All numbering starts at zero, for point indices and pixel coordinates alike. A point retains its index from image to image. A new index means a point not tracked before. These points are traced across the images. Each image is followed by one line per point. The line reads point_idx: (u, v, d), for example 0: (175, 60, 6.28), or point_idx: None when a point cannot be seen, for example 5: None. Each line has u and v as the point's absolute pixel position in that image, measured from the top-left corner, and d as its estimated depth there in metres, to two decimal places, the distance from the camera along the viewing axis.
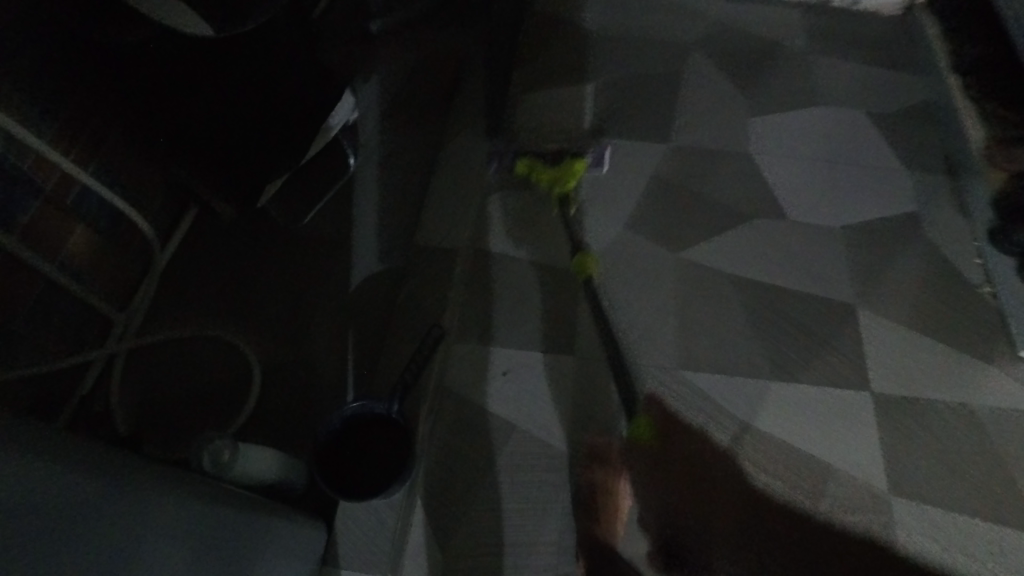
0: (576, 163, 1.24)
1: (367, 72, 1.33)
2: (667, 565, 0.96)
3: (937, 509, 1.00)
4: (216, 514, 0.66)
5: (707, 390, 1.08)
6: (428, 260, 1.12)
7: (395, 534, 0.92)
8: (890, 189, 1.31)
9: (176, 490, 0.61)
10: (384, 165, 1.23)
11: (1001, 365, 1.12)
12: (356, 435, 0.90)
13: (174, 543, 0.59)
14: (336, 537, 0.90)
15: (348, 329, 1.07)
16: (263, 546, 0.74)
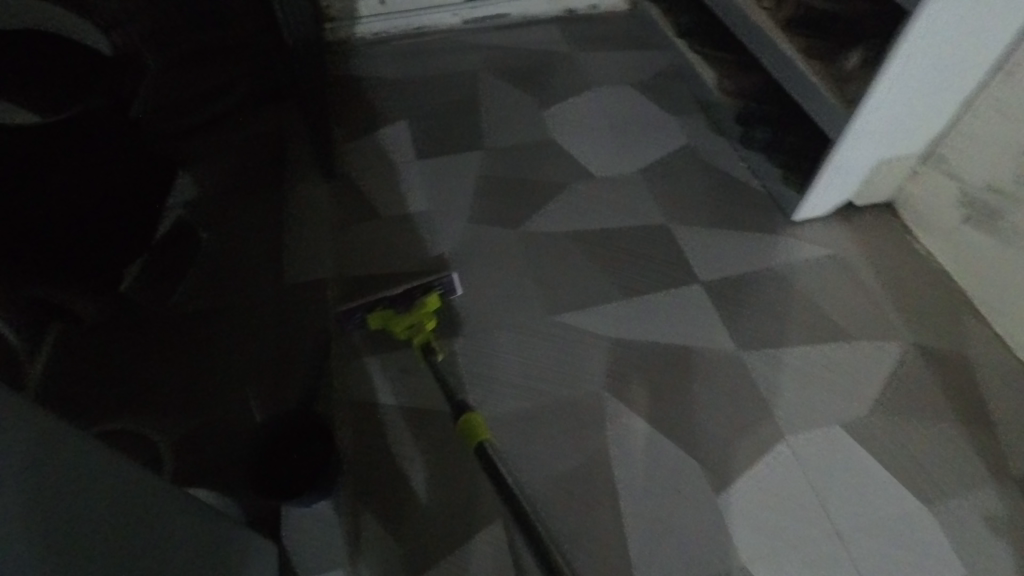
0: (430, 302, 1.07)
1: (198, 155, 1.42)
2: (593, 468, 1.08)
3: (778, 350, 1.22)
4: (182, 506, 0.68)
5: (576, 323, 1.25)
6: (305, 294, 1.23)
7: (344, 528, 0.98)
8: (668, 131, 1.60)
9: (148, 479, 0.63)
10: (233, 228, 1.32)
11: (783, 233, 1.41)
12: (283, 446, 0.99)
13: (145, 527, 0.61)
14: (289, 546, 0.96)
15: (249, 369, 1.13)
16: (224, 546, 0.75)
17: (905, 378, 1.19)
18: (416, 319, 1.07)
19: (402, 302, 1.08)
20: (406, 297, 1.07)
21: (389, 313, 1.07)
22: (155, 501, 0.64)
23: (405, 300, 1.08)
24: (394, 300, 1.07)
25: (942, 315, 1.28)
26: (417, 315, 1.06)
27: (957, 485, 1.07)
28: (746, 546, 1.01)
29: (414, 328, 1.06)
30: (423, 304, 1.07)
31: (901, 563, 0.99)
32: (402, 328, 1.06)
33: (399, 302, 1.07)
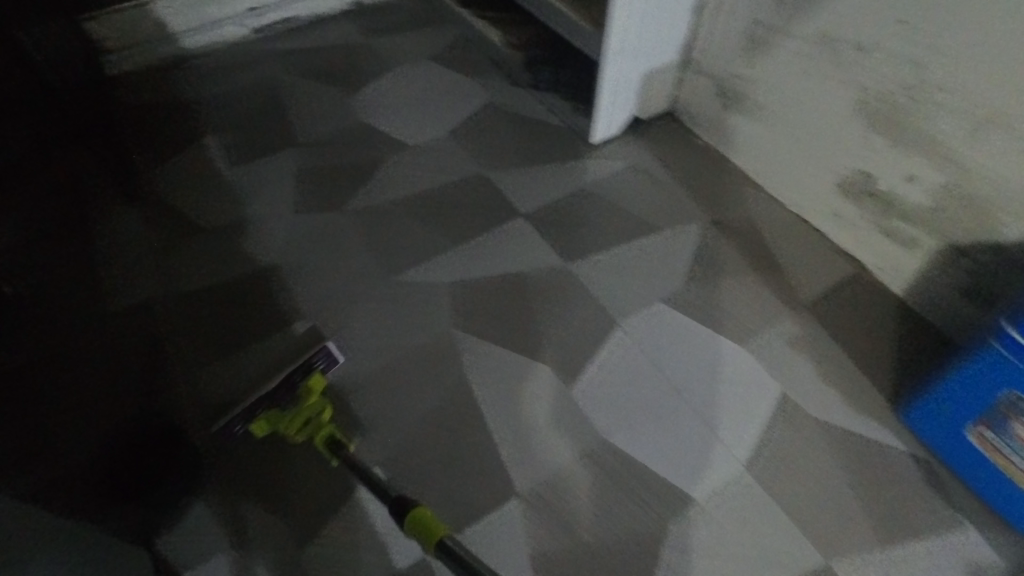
0: (312, 387, 1.05)
1: None
2: (455, 399, 1.15)
3: (599, 254, 1.36)
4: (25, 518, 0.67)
5: (416, 279, 1.32)
6: (135, 326, 1.24)
7: (220, 520, 1.01)
8: (467, 90, 1.70)
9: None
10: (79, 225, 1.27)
11: (586, 156, 1.55)
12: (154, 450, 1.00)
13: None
14: (163, 549, 0.98)
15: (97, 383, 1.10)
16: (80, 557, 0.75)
17: (707, 251, 1.37)
18: (308, 412, 1.03)
19: (289, 400, 1.05)
20: (290, 394, 1.05)
21: (275, 414, 1.03)
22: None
23: (290, 397, 1.06)
24: (279, 402, 1.05)
25: (727, 193, 1.48)
26: (305, 406, 1.03)
27: (761, 324, 1.25)
28: (601, 422, 1.12)
29: (308, 420, 1.02)
30: (307, 388, 1.05)
31: (728, 397, 1.15)
32: (295, 425, 1.01)
33: (283, 400, 1.05)
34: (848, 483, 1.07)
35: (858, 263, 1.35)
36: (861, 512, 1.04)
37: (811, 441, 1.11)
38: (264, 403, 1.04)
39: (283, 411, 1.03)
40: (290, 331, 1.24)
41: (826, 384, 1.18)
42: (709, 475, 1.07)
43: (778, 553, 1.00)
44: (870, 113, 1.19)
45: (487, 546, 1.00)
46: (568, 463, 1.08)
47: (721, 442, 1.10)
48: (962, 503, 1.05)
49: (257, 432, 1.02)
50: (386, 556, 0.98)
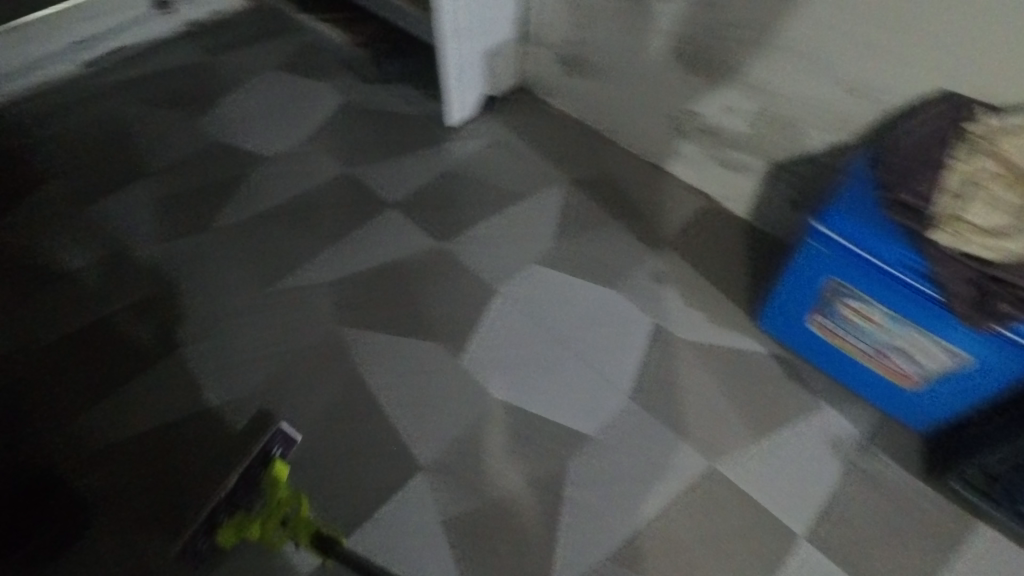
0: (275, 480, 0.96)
1: None
2: (350, 391, 1.16)
3: (472, 230, 1.40)
4: None
5: (295, 285, 1.31)
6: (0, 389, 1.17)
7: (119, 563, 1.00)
8: (321, 94, 1.70)
9: None
10: None
11: (446, 140, 1.59)
12: (42, 530, 1.03)
13: None
14: None
15: None
16: None
17: (572, 209, 1.44)
18: (279, 509, 0.93)
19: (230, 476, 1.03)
20: (254, 493, 0.97)
21: (243, 520, 0.94)
22: None
23: (255, 493, 0.98)
24: (244, 503, 0.96)
25: (584, 153, 1.56)
26: (275, 505, 0.93)
27: (629, 267, 1.34)
28: (493, 385, 1.17)
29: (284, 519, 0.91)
30: (270, 482, 0.96)
31: (607, 337, 1.23)
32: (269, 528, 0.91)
33: (246, 501, 0.96)
34: (721, 392, 1.18)
35: (707, 196, 1.46)
36: (736, 415, 1.15)
37: (686, 361, 1.21)
38: (228, 508, 0.95)
39: (252, 514, 0.95)
40: (169, 360, 1.21)
41: (693, 308, 1.28)
42: (598, 411, 1.14)
43: (668, 466, 1.09)
44: (687, 58, 1.30)
45: (400, 523, 1.03)
46: (467, 428, 1.12)
47: (605, 380, 1.18)
48: (817, 388, 1.19)
49: (226, 540, 0.95)
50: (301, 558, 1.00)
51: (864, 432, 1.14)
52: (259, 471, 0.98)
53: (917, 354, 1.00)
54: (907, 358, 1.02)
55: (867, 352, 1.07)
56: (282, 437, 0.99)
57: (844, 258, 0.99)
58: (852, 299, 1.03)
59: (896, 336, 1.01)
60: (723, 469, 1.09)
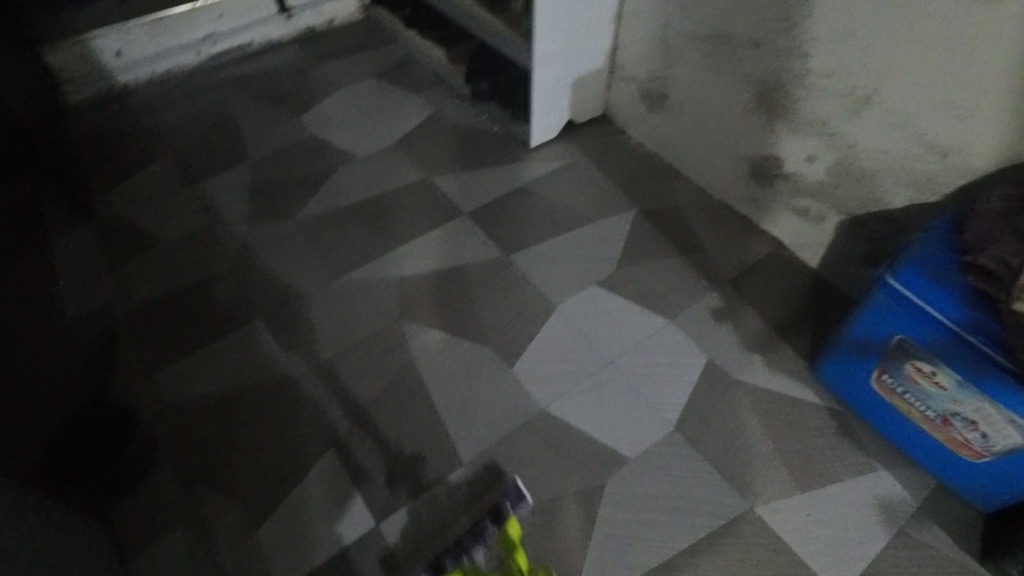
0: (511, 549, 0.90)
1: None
2: (404, 382, 1.22)
3: (537, 246, 1.45)
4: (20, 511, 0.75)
5: (365, 278, 1.39)
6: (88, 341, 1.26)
7: (177, 499, 1.07)
8: (413, 105, 1.80)
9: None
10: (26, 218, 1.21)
11: (524, 160, 1.66)
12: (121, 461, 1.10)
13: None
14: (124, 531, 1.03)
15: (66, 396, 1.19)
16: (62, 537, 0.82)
17: (638, 238, 1.47)
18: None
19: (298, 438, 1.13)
20: (479, 539, 0.98)
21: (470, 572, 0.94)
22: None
23: (482, 545, 0.99)
24: (468, 546, 0.98)
25: (656, 186, 1.59)
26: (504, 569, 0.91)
27: (688, 301, 1.35)
28: (538, 396, 1.20)
29: None
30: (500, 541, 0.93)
31: (656, 366, 1.25)
32: None
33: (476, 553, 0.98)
34: (768, 436, 1.16)
35: (776, 240, 1.46)
36: (780, 462, 1.13)
37: (734, 400, 1.20)
38: (453, 552, 0.98)
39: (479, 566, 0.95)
40: (244, 331, 1.30)
41: (748, 349, 1.28)
42: (641, 436, 1.15)
43: (704, 501, 1.08)
44: (768, 103, 1.32)
45: (433, 512, 1.06)
46: (509, 433, 1.15)
47: (650, 407, 1.19)
48: (870, 448, 1.15)
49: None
50: (339, 529, 1.04)
51: (916, 500, 1.10)
52: (489, 524, 0.98)
53: (984, 426, 0.96)
54: (972, 429, 0.99)
55: (930, 418, 1.04)
56: (512, 492, 0.96)
57: (915, 316, 0.97)
58: (919, 360, 1.00)
59: (963, 405, 0.97)
60: (762, 511, 1.08)
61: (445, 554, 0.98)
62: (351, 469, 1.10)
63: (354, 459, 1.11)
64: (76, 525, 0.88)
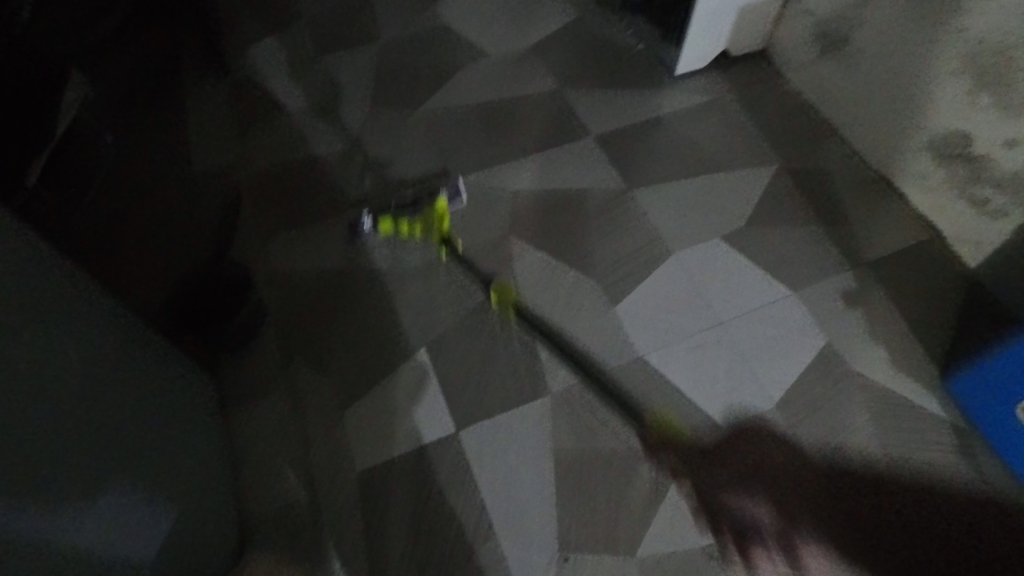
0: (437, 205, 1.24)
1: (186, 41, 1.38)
2: (502, 298, 1.19)
3: (662, 185, 1.35)
4: (132, 363, 0.77)
5: (478, 185, 1.34)
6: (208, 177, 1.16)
7: (276, 366, 1.11)
8: (555, 8, 1.67)
9: (104, 330, 0.73)
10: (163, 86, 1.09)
11: (665, 88, 1.52)
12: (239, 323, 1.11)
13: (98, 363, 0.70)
14: (229, 387, 1.09)
15: None
16: (171, 393, 0.85)
17: (774, 197, 1.34)
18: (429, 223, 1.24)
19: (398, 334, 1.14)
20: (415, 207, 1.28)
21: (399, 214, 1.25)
22: (101, 345, 0.72)
23: (416, 210, 1.28)
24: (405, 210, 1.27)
25: (807, 143, 1.42)
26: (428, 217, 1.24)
27: (815, 276, 1.24)
28: (637, 342, 1.15)
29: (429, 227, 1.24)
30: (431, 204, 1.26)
31: (768, 337, 1.16)
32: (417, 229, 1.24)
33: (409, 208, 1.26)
34: (877, 440, 1.07)
35: (934, 229, 1.29)
36: (884, 468, 1.05)
37: (847, 393, 1.11)
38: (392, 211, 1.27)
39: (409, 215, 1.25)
40: (353, 215, 1.29)
41: (875, 342, 1.16)
42: (737, 407, 1.09)
43: (791, 489, 1.02)
44: (977, 68, 1.12)
45: (511, 432, 1.05)
46: (599, 373, 1.11)
47: (754, 379, 1.12)
48: (991, 478, 1.04)
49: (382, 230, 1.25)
50: (419, 428, 1.05)
51: None
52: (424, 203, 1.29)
53: None
54: None
55: None
56: (451, 188, 1.30)
57: None
58: None
59: None
60: (852, 514, 1.01)
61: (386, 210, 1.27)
62: (438, 373, 1.11)
63: (443, 364, 1.11)
64: (187, 377, 0.93)
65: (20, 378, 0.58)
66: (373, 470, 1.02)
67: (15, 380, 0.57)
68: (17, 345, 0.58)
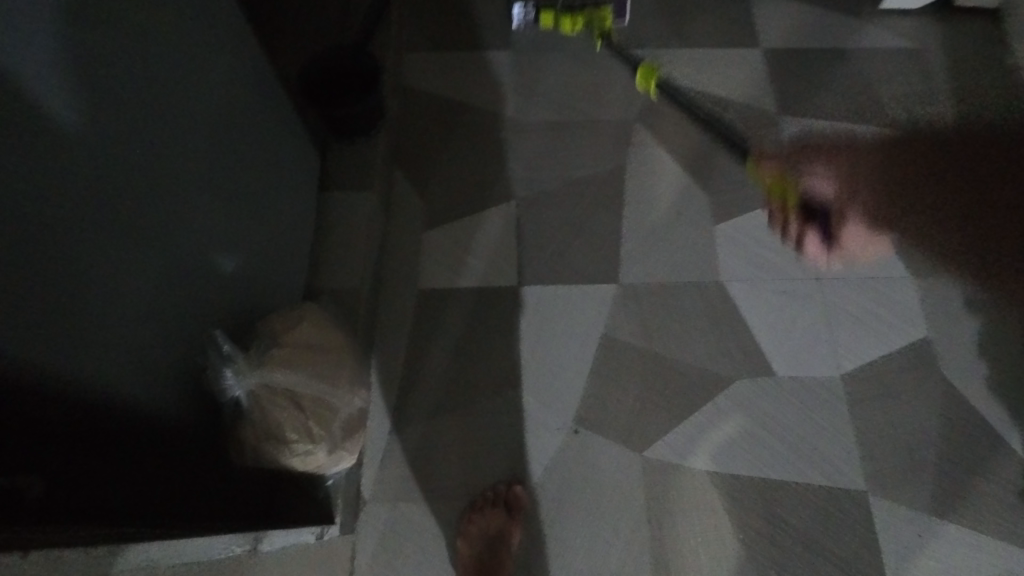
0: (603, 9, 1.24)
1: None
2: (605, 179, 1.16)
3: (818, 121, 1.23)
4: (254, 110, 0.81)
5: (624, 61, 1.27)
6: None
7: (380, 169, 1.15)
8: None
9: (240, 67, 0.77)
10: None
11: (863, 21, 1.33)
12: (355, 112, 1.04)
13: (229, 94, 0.74)
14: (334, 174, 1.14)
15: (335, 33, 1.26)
16: (281, 154, 0.91)
17: (938, 171, 1.19)
18: (592, 18, 1.25)
19: (496, 180, 1.15)
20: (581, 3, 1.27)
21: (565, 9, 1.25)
22: (235, 82, 0.76)
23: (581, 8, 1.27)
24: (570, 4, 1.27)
25: (1004, 125, 1.23)
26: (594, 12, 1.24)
27: (946, 267, 1.11)
28: (725, 268, 1.10)
29: (592, 22, 1.25)
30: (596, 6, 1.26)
31: (867, 311, 1.08)
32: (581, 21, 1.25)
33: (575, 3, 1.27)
34: (936, 448, 0.99)
35: None
36: (931, 478, 0.98)
37: (928, 392, 1.02)
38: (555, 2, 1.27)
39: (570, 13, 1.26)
40: (491, 53, 1.27)
41: (982, 357, 1.04)
42: (803, 364, 1.04)
43: (824, 460, 0.99)
44: None
45: (568, 304, 1.07)
46: (674, 282, 1.09)
47: (832, 346, 1.05)
48: None
49: (544, 25, 1.27)
50: (487, 271, 1.09)
51: None
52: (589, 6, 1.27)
53: None
54: None
55: None
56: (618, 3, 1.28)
57: None
58: None
59: None
60: (874, 504, 0.96)
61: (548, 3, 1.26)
62: (520, 229, 1.12)
63: (528, 222, 1.12)
64: (300, 148, 0.98)
65: (176, 74, 0.63)
66: (433, 291, 1.07)
67: (170, 71, 0.62)
68: (174, 37, 0.62)
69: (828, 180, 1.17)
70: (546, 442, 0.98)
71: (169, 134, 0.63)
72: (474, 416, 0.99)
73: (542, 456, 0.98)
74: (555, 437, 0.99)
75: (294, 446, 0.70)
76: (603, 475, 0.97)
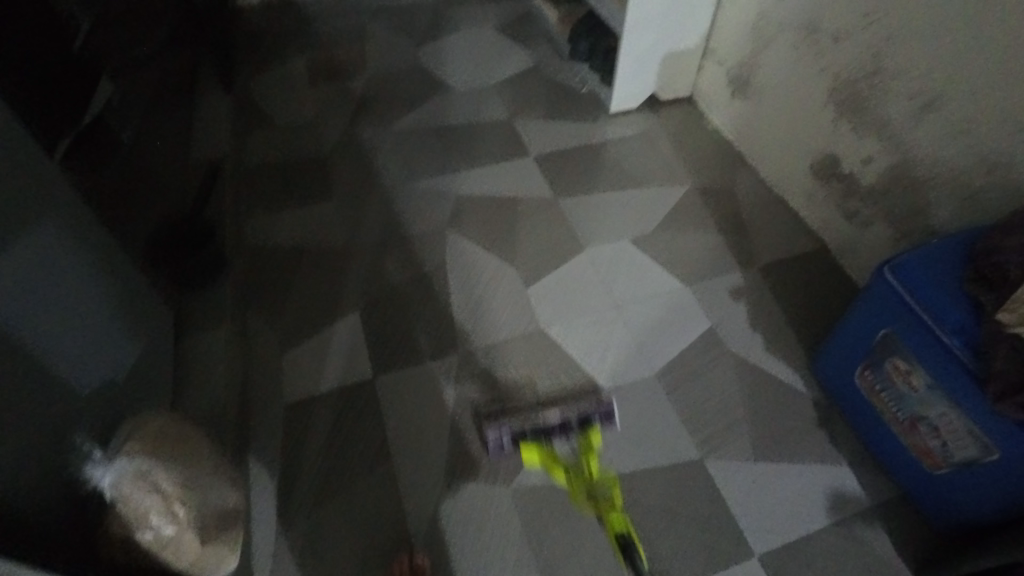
0: (592, 454, 1.10)
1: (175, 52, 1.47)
2: (432, 277, 1.38)
3: (589, 196, 1.56)
4: (107, 274, 0.96)
5: (428, 187, 1.57)
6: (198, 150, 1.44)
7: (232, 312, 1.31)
8: (514, 57, 1.93)
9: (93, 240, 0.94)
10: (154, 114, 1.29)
11: (604, 122, 1.75)
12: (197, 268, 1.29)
13: (81, 261, 0.90)
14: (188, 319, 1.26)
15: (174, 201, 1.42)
16: (134, 311, 1.04)
17: (686, 209, 1.53)
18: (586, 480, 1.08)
19: (344, 298, 1.34)
20: (566, 432, 1.12)
21: (547, 447, 1.10)
22: (88, 251, 0.92)
23: (565, 438, 1.13)
24: (551, 431, 1.11)
25: (720, 169, 1.63)
26: (586, 474, 1.08)
27: (712, 273, 1.40)
28: (542, 317, 1.32)
29: (588, 488, 1.07)
30: (585, 445, 1.12)
31: (660, 319, 1.32)
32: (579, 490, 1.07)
33: (555, 438, 1.12)
34: (744, 407, 1.19)
35: (823, 242, 1.45)
36: (748, 431, 1.16)
37: (725, 367, 1.25)
38: (537, 429, 1.12)
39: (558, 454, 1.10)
40: (320, 204, 1.52)
41: (755, 329, 1.30)
42: (622, 373, 1.24)
43: (662, 443, 1.15)
44: (842, 100, 1.30)
45: (420, 378, 1.22)
46: (506, 340, 1.28)
47: (641, 352, 1.27)
48: (844, 442, 1.15)
49: (525, 459, 1.10)
50: (346, 371, 1.23)
51: (869, 500, 1.09)
52: (573, 426, 1.13)
53: (947, 435, 0.95)
54: (936, 436, 0.97)
55: (901, 420, 1.02)
56: (604, 415, 1.14)
57: (903, 312, 0.96)
58: (899, 359, 1.00)
59: (930, 410, 0.96)
60: (711, 466, 1.12)
61: (529, 427, 1.11)
62: (368, 331, 1.29)
63: (373, 325, 1.30)
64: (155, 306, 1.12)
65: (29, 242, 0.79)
66: (300, 401, 1.19)
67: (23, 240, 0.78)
68: (29, 216, 0.79)
69: (640, 297, 1.36)
70: (425, 499, 1.08)
71: (24, 287, 0.77)
72: (355, 499, 1.08)
73: (423, 512, 1.07)
74: (433, 493, 1.09)
75: (159, 531, 0.79)
76: (482, 513, 1.07)
